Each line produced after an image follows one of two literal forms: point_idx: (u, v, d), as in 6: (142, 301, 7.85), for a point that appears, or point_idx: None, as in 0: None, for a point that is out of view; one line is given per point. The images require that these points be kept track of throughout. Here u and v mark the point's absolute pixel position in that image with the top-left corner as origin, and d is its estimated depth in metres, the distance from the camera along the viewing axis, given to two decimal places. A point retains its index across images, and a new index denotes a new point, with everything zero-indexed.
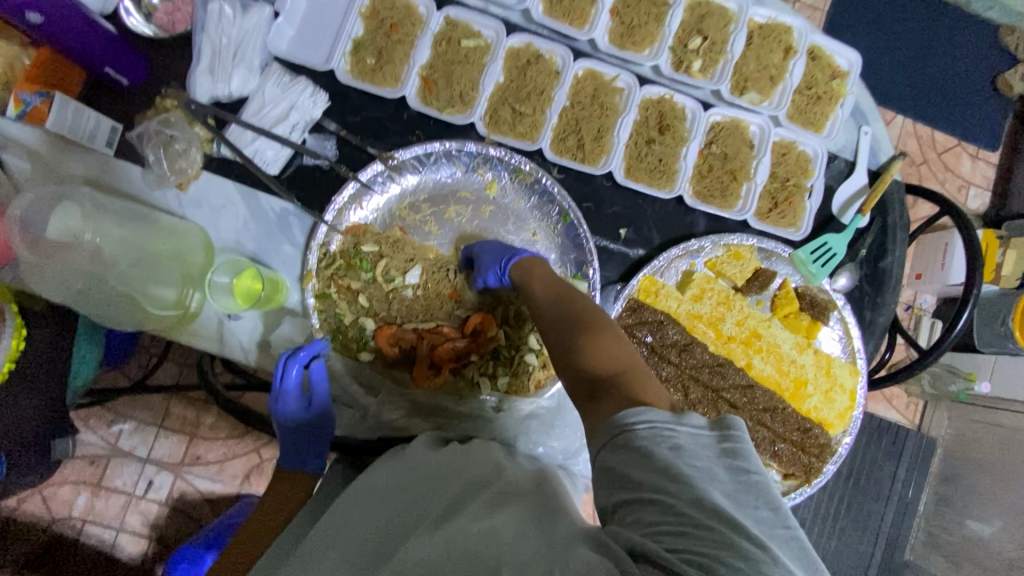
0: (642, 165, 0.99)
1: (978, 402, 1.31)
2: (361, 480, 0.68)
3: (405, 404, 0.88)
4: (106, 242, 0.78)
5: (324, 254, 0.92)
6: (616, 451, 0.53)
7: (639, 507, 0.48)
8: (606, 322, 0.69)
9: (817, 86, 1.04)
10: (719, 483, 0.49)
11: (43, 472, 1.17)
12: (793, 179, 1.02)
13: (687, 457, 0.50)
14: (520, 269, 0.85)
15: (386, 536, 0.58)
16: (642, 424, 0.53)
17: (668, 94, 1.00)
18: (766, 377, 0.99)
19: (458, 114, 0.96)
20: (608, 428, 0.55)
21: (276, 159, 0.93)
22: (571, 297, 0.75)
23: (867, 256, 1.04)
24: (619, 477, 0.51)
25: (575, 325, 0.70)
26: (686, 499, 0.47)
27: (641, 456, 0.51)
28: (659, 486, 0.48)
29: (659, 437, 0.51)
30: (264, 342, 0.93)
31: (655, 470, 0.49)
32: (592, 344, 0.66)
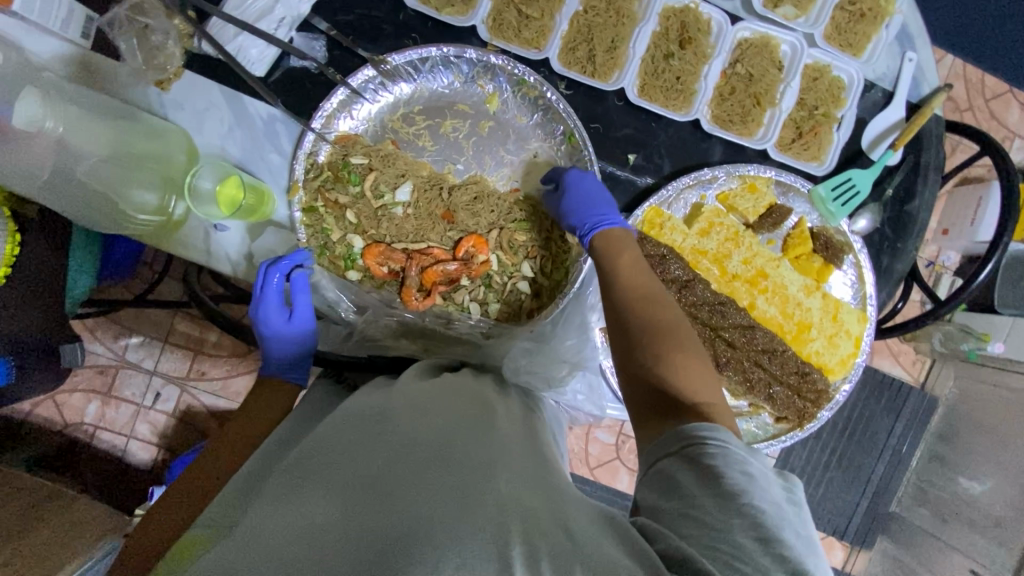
0: (658, 83, 0.91)
1: (988, 362, 1.26)
2: (367, 403, 0.65)
3: (392, 323, 0.87)
4: (72, 133, 0.74)
5: (310, 164, 0.87)
6: (683, 463, 0.55)
7: (691, 521, 0.50)
8: (698, 348, 0.69)
9: (863, 1, 0.93)
10: (786, 520, 0.50)
11: (52, 379, 1.18)
12: (822, 108, 0.93)
13: (757, 487, 0.51)
14: (606, 241, 0.81)
15: (380, 458, 0.54)
16: (715, 443, 0.55)
17: (694, 2, 0.90)
18: (769, 319, 0.94)
19: (457, 15, 0.88)
20: (677, 438, 0.58)
21: (262, 59, 0.86)
22: (654, 300, 0.73)
23: (893, 196, 0.96)
24: (678, 488, 0.53)
25: (669, 337, 0.68)
26: (750, 532, 0.48)
27: (710, 476, 0.52)
28: (721, 510, 0.50)
29: (728, 463, 0.53)
30: (250, 254, 0.91)
31: (719, 490, 0.51)
32: (684, 366, 0.66)
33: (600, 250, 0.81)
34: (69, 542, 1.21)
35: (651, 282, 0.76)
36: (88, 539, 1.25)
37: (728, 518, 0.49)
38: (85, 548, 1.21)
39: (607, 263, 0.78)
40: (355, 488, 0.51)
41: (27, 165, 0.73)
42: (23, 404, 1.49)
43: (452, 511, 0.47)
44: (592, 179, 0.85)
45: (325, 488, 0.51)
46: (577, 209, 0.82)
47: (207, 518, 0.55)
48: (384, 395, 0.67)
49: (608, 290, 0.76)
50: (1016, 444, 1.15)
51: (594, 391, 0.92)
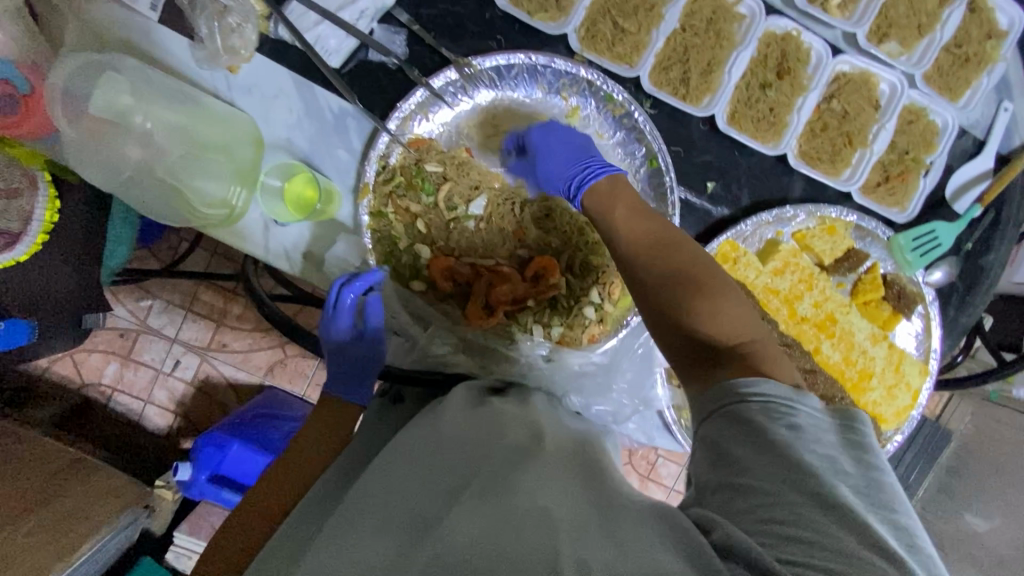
0: (750, 113, 0.86)
1: (1009, 404, 1.26)
2: (417, 429, 0.66)
3: (455, 340, 0.84)
4: (156, 127, 0.74)
5: (382, 167, 0.83)
6: (726, 422, 0.55)
7: (744, 496, 0.49)
8: (721, 283, 0.65)
9: (968, 45, 0.89)
10: (841, 474, 0.49)
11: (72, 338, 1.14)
12: (913, 152, 0.90)
13: (806, 439, 0.51)
14: (595, 196, 0.78)
15: (430, 496, 0.54)
16: (758, 399, 0.54)
17: (796, 30, 0.86)
18: (831, 364, 0.92)
19: (550, 22, 0.83)
20: (720, 394, 0.57)
21: (339, 50, 0.82)
22: (667, 244, 0.69)
23: (971, 250, 0.94)
24: (726, 455, 0.53)
25: (691, 279, 0.65)
26: (805, 491, 0.47)
27: (758, 433, 0.52)
28: (774, 473, 0.49)
29: (774, 418, 0.53)
30: (310, 253, 0.87)
31: (767, 450, 0.50)
32: (714, 307, 0.63)
33: (600, 196, 0.77)
34: (76, 527, 1.18)
35: (665, 225, 0.72)
36: (97, 520, 1.21)
37: (780, 484, 0.48)
38: (90, 537, 1.18)
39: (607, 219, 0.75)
40: (413, 524, 0.51)
41: (111, 162, 0.74)
42: (41, 359, 1.46)
43: (490, 536, 0.47)
44: (557, 130, 0.83)
45: (383, 526, 0.52)
46: (553, 167, 0.81)
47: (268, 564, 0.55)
48: (428, 424, 0.66)
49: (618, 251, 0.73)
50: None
51: (642, 418, 0.91)
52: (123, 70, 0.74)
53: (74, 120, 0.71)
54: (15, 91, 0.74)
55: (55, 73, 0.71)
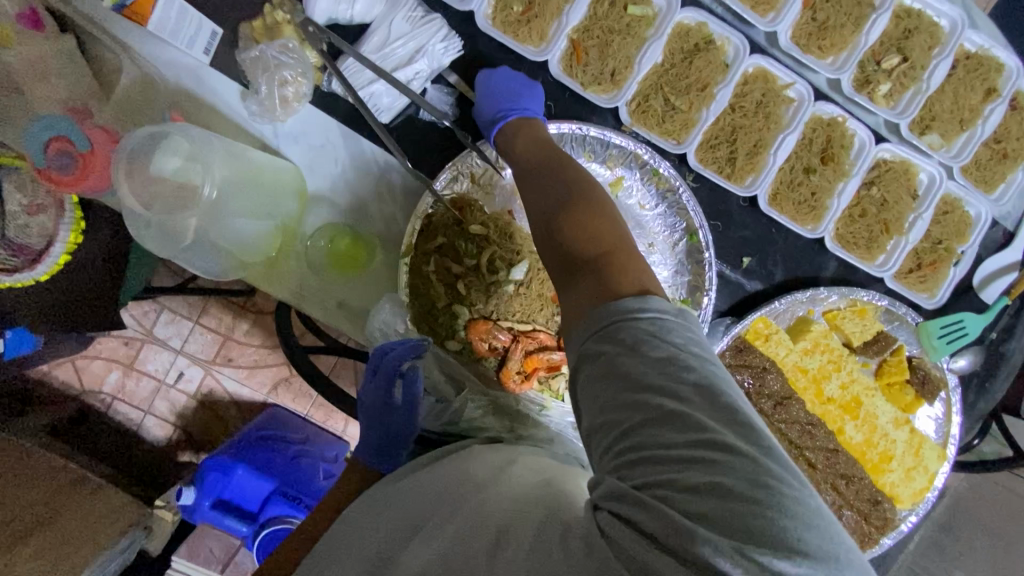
0: (792, 195, 0.88)
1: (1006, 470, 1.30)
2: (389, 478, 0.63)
3: (486, 402, 0.82)
4: (224, 198, 0.68)
5: (425, 227, 0.83)
6: (586, 359, 0.53)
7: (604, 432, 0.49)
8: (589, 195, 0.64)
9: (1007, 141, 0.90)
10: (679, 373, 0.48)
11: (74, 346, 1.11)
12: (946, 242, 0.91)
13: (646, 347, 0.49)
14: (509, 133, 0.78)
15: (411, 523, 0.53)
16: (609, 317, 0.52)
17: (843, 117, 0.87)
18: (852, 444, 0.93)
19: (603, 94, 0.83)
20: (585, 321, 0.54)
21: (391, 108, 0.81)
22: (550, 171, 0.69)
23: (994, 340, 0.95)
24: (587, 394, 0.51)
25: (563, 200, 0.64)
26: (645, 410, 0.46)
27: (603, 360, 0.51)
28: (619, 399, 0.48)
29: (615, 337, 0.51)
30: (345, 304, 0.85)
31: (609, 373, 0.49)
32: (575, 221, 0.62)
33: (513, 133, 0.77)
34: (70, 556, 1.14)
35: (550, 155, 0.72)
36: (95, 547, 1.17)
37: (624, 410, 0.47)
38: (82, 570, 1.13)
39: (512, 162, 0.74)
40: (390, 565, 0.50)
41: (174, 234, 0.68)
42: (40, 365, 1.41)
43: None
44: (501, 76, 0.80)
45: None
46: (484, 106, 0.79)
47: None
48: (392, 476, 0.63)
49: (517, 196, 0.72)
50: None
51: None
52: (186, 134, 0.66)
53: (132, 183, 0.63)
54: (73, 151, 0.69)
55: (123, 141, 0.63)
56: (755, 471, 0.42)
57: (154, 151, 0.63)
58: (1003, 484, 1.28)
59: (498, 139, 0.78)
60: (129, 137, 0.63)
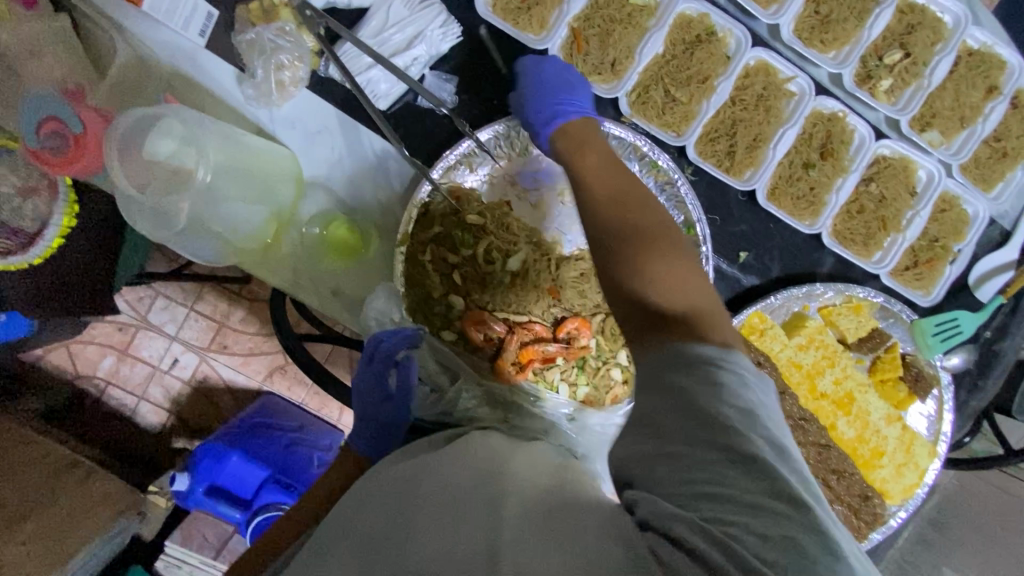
0: (791, 190, 0.87)
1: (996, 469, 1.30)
2: (388, 462, 0.61)
3: (481, 392, 0.80)
4: (215, 181, 0.69)
5: (422, 215, 0.82)
6: (657, 391, 0.52)
7: (667, 460, 0.48)
8: (669, 240, 0.64)
9: (1007, 139, 0.90)
10: (756, 425, 0.47)
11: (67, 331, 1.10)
12: (943, 240, 0.91)
13: (727, 394, 0.48)
14: (566, 138, 0.76)
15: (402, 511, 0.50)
16: (693, 359, 0.51)
17: (843, 112, 0.86)
18: (844, 439, 0.94)
19: (603, 84, 0.83)
20: (663, 356, 0.53)
21: (388, 94, 0.80)
22: (628, 204, 0.67)
23: (987, 338, 0.96)
24: (653, 422, 0.50)
25: (647, 238, 0.63)
26: (720, 449, 0.46)
27: (679, 395, 0.50)
28: (692, 435, 0.47)
29: (698, 375, 0.50)
30: (340, 292, 0.85)
31: (686, 411, 0.48)
32: (655, 266, 0.61)
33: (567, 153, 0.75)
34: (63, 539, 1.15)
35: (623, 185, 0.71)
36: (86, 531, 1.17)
37: (695, 446, 0.47)
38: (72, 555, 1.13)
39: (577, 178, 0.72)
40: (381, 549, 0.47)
41: (164, 215, 0.68)
42: (34, 348, 1.41)
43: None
44: (561, 71, 0.79)
45: None
46: (532, 101, 0.76)
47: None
48: (390, 461, 0.61)
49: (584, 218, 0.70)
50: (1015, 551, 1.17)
51: None
52: (179, 117, 0.68)
53: (126, 160, 0.65)
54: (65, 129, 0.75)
55: (115, 120, 0.65)
56: (823, 534, 0.42)
57: (144, 130, 0.65)
58: (994, 482, 1.29)
59: (551, 143, 0.77)
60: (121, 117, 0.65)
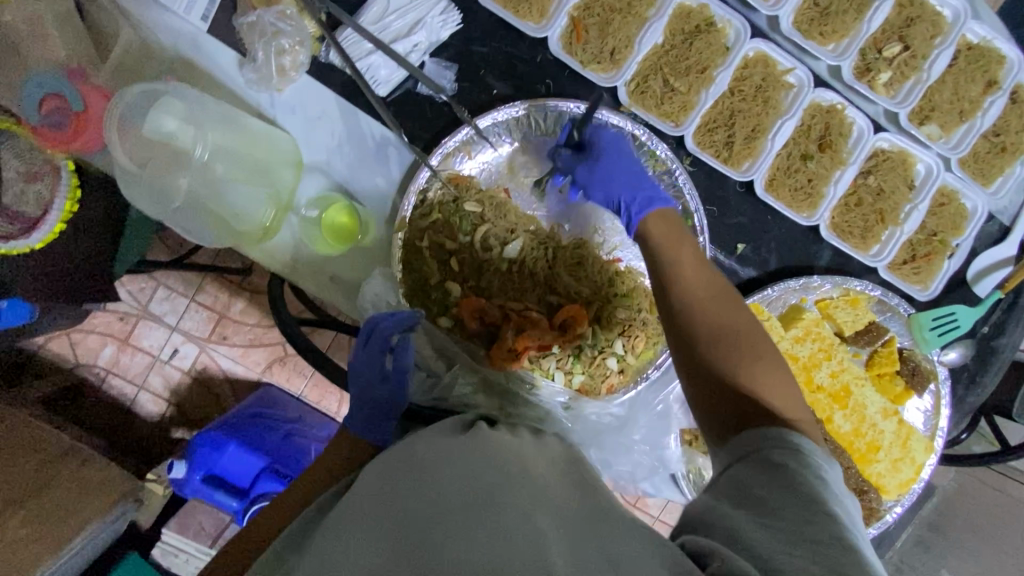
0: (788, 181, 0.87)
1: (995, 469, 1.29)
2: (399, 452, 0.62)
3: (476, 380, 0.83)
4: (210, 157, 0.73)
5: (420, 200, 0.83)
6: (757, 470, 0.53)
7: (763, 524, 0.47)
8: (771, 349, 0.67)
9: (1006, 134, 0.90)
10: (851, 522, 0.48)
11: (70, 319, 1.10)
12: (941, 234, 0.91)
13: (831, 493, 0.50)
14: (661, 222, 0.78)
15: (418, 502, 0.51)
16: (795, 454, 0.53)
17: (842, 104, 0.86)
18: (840, 433, 0.93)
19: (601, 73, 0.83)
20: (760, 438, 0.56)
21: (388, 80, 0.81)
22: (724, 300, 0.70)
23: (985, 334, 0.95)
24: (751, 494, 0.50)
25: (740, 340, 0.66)
26: (821, 525, 0.46)
27: (781, 474, 0.51)
28: (792, 507, 0.48)
29: (808, 469, 0.52)
30: (338, 277, 0.85)
31: (793, 492, 0.49)
32: (761, 371, 0.64)
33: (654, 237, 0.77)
34: (66, 520, 1.15)
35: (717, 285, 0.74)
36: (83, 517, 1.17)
37: (803, 525, 0.46)
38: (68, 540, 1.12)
39: (668, 261, 0.73)
40: (408, 536, 0.48)
41: (162, 189, 0.72)
42: (36, 336, 1.41)
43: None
44: (624, 152, 0.81)
45: None
46: (619, 181, 0.80)
47: None
48: (404, 449, 0.62)
49: (669, 297, 0.72)
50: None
51: (654, 476, 0.92)
52: (179, 95, 0.72)
53: (126, 142, 0.70)
54: (69, 109, 0.73)
55: (118, 98, 0.70)
56: None
57: (144, 107, 0.70)
58: (992, 484, 1.28)
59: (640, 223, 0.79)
60: (122, 95, 0.70)
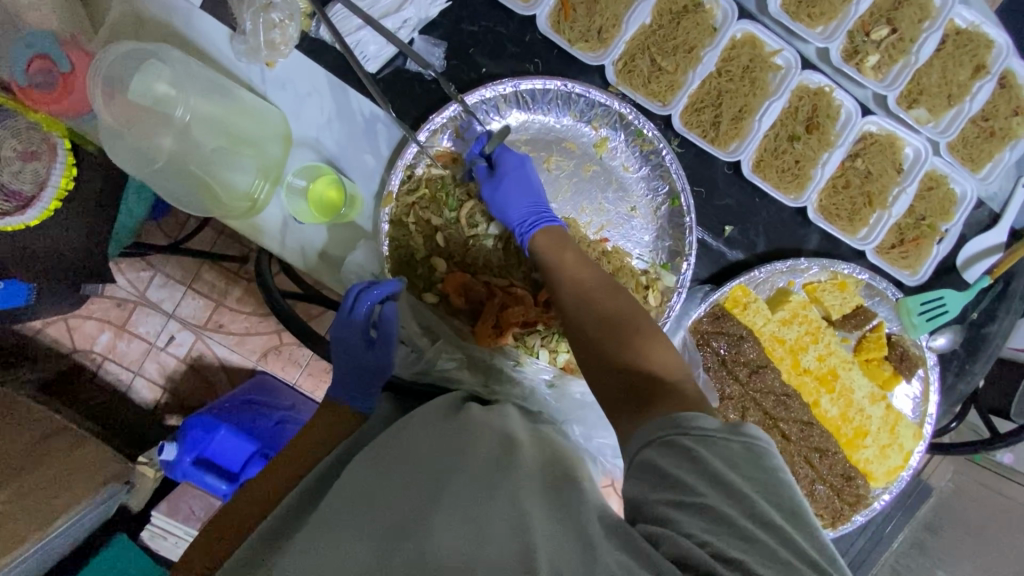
0: (776, 163, 0.88)
1: (992, 468, 1.27)
2: (382, 439, 0.63)
3: (461, 355, 0.83)
4: (194, 122, 0.72)
5: (408, 176, 0.83)
6: (665, 452, 0.51)
7: (687, 512, 0.46)
8: (652, 325, 0.67)
9: (995, 119, 0.90)
10: (773, 493, 0.47)
11: (67, 303, 1.11)
12: (930, 219, 0.91)
13: (741, 468, 0.48)
14: (548, 238, 0.79)
15: (414, 493, 0.53)
16: (694, 432, 0.50)
17: (829, 86, 0.87)
18: (827, 418, 0.93)
19: (589, 52, 0.84)
20: (655, 426, 0.53)
21: (378, 56, 0.82)
22: (607, 289, 0.70)
23: (975, 319, 0.95)
24: (664, 475, 0.49)
25: (622, 326, 0.66)
26: (742, 510, 0.46)
27: (692, 457, 0.49)
28: (711, 493, 0.46)
29: (715, 448, 0.49)
30: (326, 252, 0.86)
31: (707, 475, 0.47)
32: (641, 348, 0.63)
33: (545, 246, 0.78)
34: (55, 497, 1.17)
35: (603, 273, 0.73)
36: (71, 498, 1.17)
37: (723, 509, 0.46)
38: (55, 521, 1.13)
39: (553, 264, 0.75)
40: (394, 525, 0.50)
41: (146, 150, 0.71)
42: (35, 321, 1.42)
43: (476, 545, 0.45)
44: (529, 165, 0.84)
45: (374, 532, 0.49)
46: (512, 198, 0.80)
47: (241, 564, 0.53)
48: (389, 436, 0.63)
49: (561, 295, 0.72)
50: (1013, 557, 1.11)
51: None
52: (166, 59, 0.72)
53: (112, 104, 0.69)
54: (55, 69, 0.74)
55: (100, 58, 0.69)
56: None
57: (130, 69, 0.69)
58: (992, 485, 1.24)
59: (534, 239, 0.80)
60: (105, 54, 0.69)
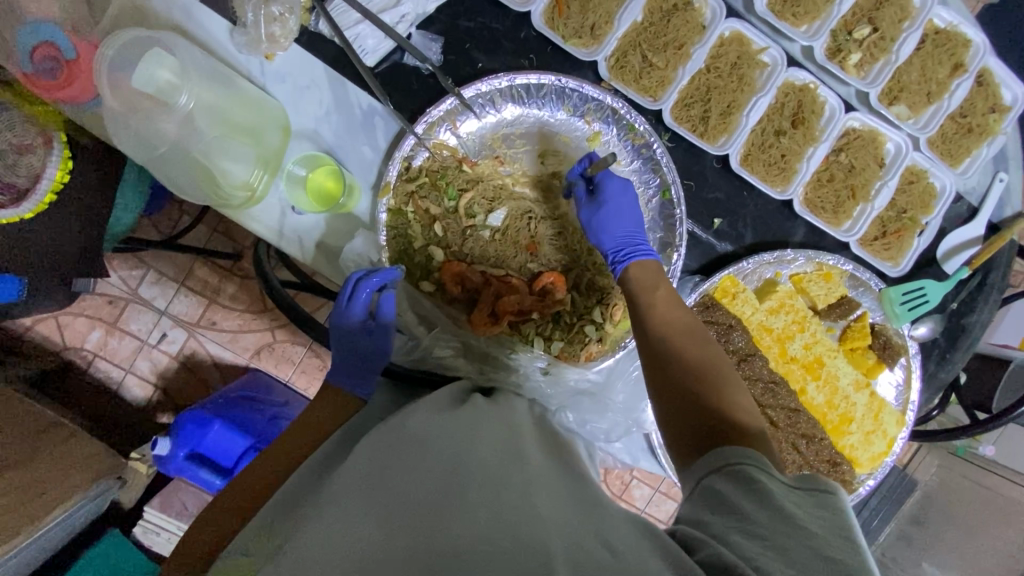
0: (762, 156, 0.91)
1: (974, 461, 1.30)
2: (389, 426, 0.60)
3: (456, 343, 0.84)
4: (196, 111, 0.74)
5: (405, 168, 0.85)
6: (731, 482, 0.51)
7: (740, 535, 0.45)
8: (735, 378, 0.67)
9: (972, 116, 0.93)
10: (832, 528, 0.45)
11: (59, 301, 1.09)
12: (910, 212, 0.94)
13: (801, 504, 0.47)
14: (643, 271, 0.80)
15: (430, 485, 0.51)
16: (762, 471, 0.51)
17: (814, 83, 0.90)
18: (814, 405, 0.96)
19: (582, 48, 0.87)
20: (716, 458, 0.54)
21: (376, 50, 0.84)
22: (694, 332, 0.70)
23: (955, 309, 0.98)
24: (725, 504, 0.49)
25: (711, 371, 0.66)
26: (799, 541, 0.44)
27: (755, 489, 0.49)
28: (768, 522, 0.45)
29: (776, 486, 0.49)
30: (323, 242, 0.87)
31: (766, 506, 0.47)
32: (727, 394, 0.64)
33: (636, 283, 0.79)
34: (47, 493, 1.14)
35: (689, 314, 0.73)
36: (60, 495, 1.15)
37: (777, 535, 0.44)
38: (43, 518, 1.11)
39: (644, 299, 0.75)
40: (411, 514, 0.49)
41: (148, 137, 0.75)
42: (23, 319, 1.40)
43: (492, 541, 0.45)
44: (631, 192, 0.85)
45: (383, 516, 0.49)
46: (611, 231, 0.83)
47: (244, 543, 0.53)
48: (393, 423, 0.61)
49: (643, 324, 0.73)
50: (993, 546, 1.12)
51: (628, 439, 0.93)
52: (170, 48, 0.74)
53: (115, 91, 0.71)
54: (59, 55, 0.75)
55: (103, 45, 0.70)
56: None
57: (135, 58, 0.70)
58: (971, 476, 1.25)
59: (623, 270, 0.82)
60: (111, 39, 0.70)
